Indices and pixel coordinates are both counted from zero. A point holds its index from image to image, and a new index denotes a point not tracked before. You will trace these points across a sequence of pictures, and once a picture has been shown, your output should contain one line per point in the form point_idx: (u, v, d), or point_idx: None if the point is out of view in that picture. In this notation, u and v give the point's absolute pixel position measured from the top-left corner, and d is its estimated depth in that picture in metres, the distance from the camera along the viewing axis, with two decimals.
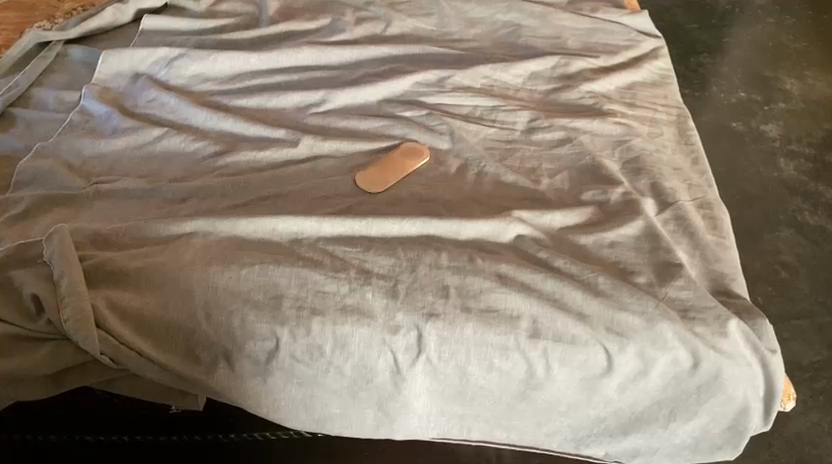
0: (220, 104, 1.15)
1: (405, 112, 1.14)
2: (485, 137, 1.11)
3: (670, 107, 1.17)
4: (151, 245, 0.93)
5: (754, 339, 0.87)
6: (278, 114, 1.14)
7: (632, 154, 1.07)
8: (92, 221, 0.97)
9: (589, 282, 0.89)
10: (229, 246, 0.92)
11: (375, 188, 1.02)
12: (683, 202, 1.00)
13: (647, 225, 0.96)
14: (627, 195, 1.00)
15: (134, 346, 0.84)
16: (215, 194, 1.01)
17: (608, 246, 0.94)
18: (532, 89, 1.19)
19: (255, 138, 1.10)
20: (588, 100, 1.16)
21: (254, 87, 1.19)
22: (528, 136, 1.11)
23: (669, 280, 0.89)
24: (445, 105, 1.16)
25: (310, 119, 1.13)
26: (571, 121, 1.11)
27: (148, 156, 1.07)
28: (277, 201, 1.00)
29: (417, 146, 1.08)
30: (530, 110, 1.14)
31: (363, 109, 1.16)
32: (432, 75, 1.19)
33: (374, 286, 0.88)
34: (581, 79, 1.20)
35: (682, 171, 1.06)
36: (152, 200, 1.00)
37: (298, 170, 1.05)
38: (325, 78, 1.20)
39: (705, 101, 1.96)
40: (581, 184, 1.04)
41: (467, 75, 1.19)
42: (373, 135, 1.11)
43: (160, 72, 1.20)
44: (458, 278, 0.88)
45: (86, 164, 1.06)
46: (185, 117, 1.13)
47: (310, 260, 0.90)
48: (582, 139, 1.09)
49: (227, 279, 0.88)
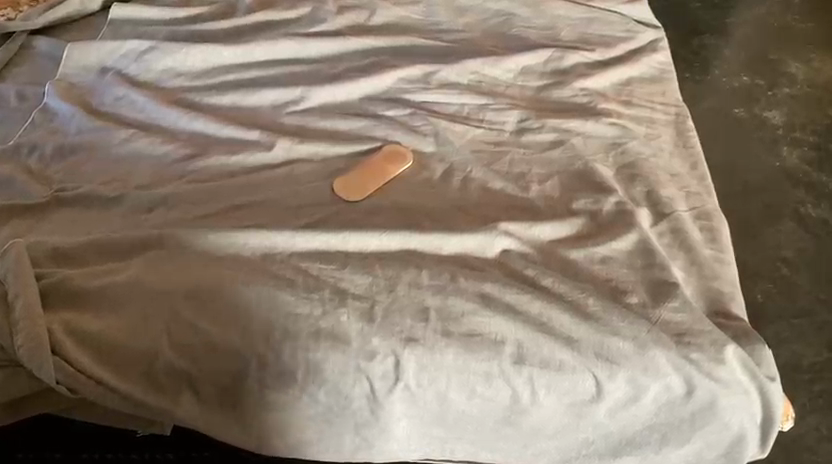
0: (192, 102, 1.09)
1: (388, 111, 1.08)
2: (472, 139, 1.05)
3: (669, 105, 1.10)
4: (113, 262, 0.87)
5: (752, 365, 0.81)
6: (253, 113, 1.08)
7: (627, 158, 1.01)
8: (51, 234, 0.91)
9: (579, 304, 0.83)
10: (195, 263, 0.86)
11: (354, 195, 0.96)
12: (680, 213, 0.94)
13: (641, 239, 0.90)
14: (621, 205, 0.94)
15: (93, 374, 0.79)
16: (184, 203, 0.95)
17: (600, 262, 0.88)
18: (523, 84, 1.13)
19: (228, 139, 1.04)
20: (582, 98, 1.10)
21: (228, 83, 1.12)
22: (517, 137, 1.05)
23: (664, 300, 0.84)
24: (431, 103, 1.09)
25: (287, 119, 1.06)
26: (564, 121, 1.05)
27: (114, 159, 1.01)
28: (250, 211, 0.94)
29: (400, 150, 1.02)
30: (521, 109, 1.08)
31: (344, 107, 1.09)
32: (418, 71, 1.12)
33: (350, 307, 0.82)
34: (575, 75, 1.13)
35: (681, 177, 1.00)
36: (116, 209, 0.94)
37: (273, 176, 0.99)
38: (303, 73, 1.13)
39: (706, 85, 1.88)
40: (572, 191, 0.98)
41: (454, 70, 1.12)
42: (354, 136, 1.05)
43: (128, 66, 1.13)
44: (439, 299, 0.83)
45: (47, 168, 1.00)
46: (154, 117, 1.06)
47: (282, 279, 0.85)
48: (575, 142, 1.03)
49: (193, 300, 0.83)
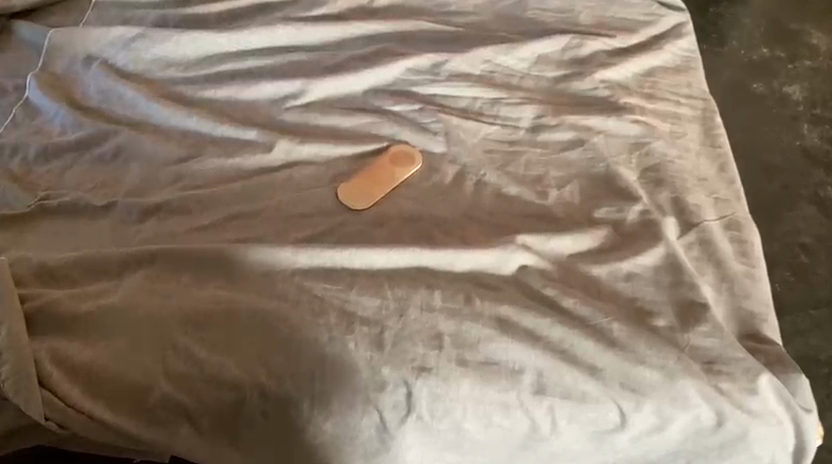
0: (184, 97, 1.01)
1: (394, 106, 1.01)
2: (485, 138, 0.98)
3: (695, 99, 1.03)
4: (102, 282, 0.81)
5: (787, 395, 0.77)
6: (249, 109, 1.01)
7: (651, 160, 0.94)
8: (36, 248, 0.85)
9: (603, 329, 0.78)
10: (191, 285, 0.81)
11: (360, 203, 0.90)
12: (708, 223, 0.88)
13: (668, 254, 0.84)
14: (645, 215, 0.88)
15: (84, 408, 0.74)
16: (177, 213, 0.88)
17: (623, 280, 0.83)
18: (539, 75, 1.05)
19: (223, 139, 0.96)
20: (603, 90, 1.02)
21: (222, 75, 1.04)
22: (533, 136, 0.98)
23: (693, 325, 0.79)
24: (440, 97, 1.02)
25: (287, 116, 0.99)
26: (583, 118, 0.98)
27: (101, 161, 0.94)
28: (249, 222, 0.88)
29: (406, 151, 0.95)
30: (537, 104, 1.01)
31: (348, 101, 1.02)
32: (427, 60, 1.04)
33: (359, 334, 0.77)
34: (595, 65, 1.05)
35: (708, 182, 0.93)
36: (105, 219, 0.88)
37: (272, 180, 0.92)
38: (303, 63, 1.06)
39: (724, 59, 1.80)
40: (593, 198, 0.91)
41: (465, 59, 1.04)
42: (358, 136, 0.98)
43: (115, 56, 1.05)
44: (453, 324, 0.78)
45: (30, 172, 0.93)
46: (144, 113, 0.99)
47: (284, 303, 0.79)
48: (595, 142, 0.96)
49: (190, 326, 0.77)
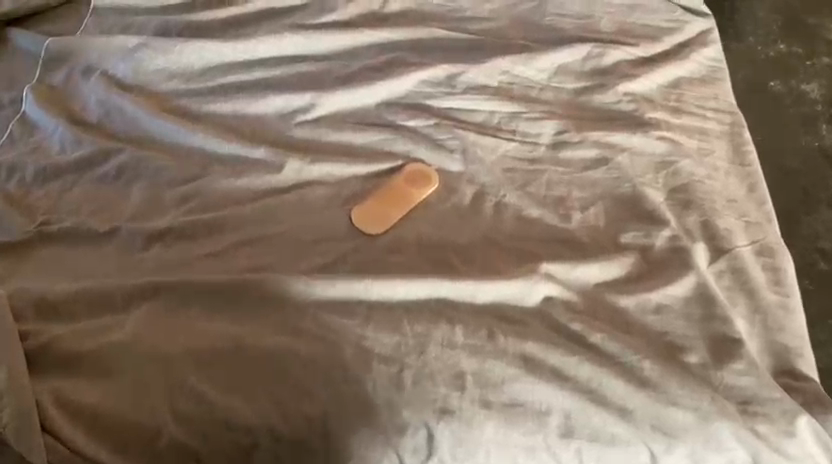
0: (188, 112, 0.97)
1: (408, 121, 0.96)
2: (504, 155, 0.94)
3: (722, 112, 0.99)
4: (105, 315, 0.77)
5: (826, 437, 0.73)
6: (257, 123, 0.96)
7: (679, 181, 0.90)
8: (36, 278, 0.80)
9: (632, 367, 0.74)
10: (199, 319, 0.77)
11: (374, 227, 0.86)
12: (740, 249, 0.84)
13: (699, 284, 0.81)
14: (674, 241, 0.84)
15: (87, 452, 0.70)
16: (183, 239, 0.84)
17: (652, 313, 0.79)
18: (559, 87, 1.00)
19: (230, 158, 0.92)
20: (626, 104, 0.98)
21: (227, 87, 1.00)
22: (554, 153, 0.94)
23: (726, 361, 0.75)
24: (456, 110, 0.98)
25: (296, 132, 0.95)
26: (606, 135, 0.94)
27: (102, 181, 0.89)
28: (259, 248, 0.84)
29: (422, 170, 0.91)
30: (558, 118, 0.96)
31: (360, 115, 0.98)
32: (442, 71, 0.99)
33: (377, 373, 0.73)
34: (618, 75, 1.01)
35: (738, 203, 0.89)
36: (108, 245, 0.84)
37: (282, 202, 0.88)
38: (311, 74, 1.01)
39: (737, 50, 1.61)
40: (618, 221, 0.87)
41: (481, 70, 1.00)
42: (372, 153, 0.93)
43: (115, 66, 1.00)
44: (476, 362, 0.74)
45: (28, 194, 0.88)
46: (146, 129, 0.94)
47: (297, 339, 0.75)
48: (620, 160, 0.92)
49: (198, 364, 0.73)
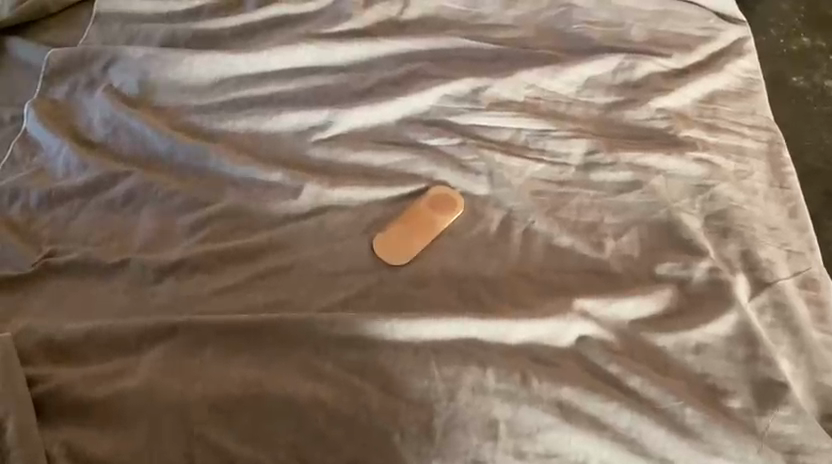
0: (199, 130, 0.92)
1: (431, 139, 0.91)
2: (532, 177, 0.89)
3: (761, 129, 0.94)
4: (117, 358, 0.73)
5: None
6: (271, 142, 0.91)
7: (717, 206, 0.86)
8: (43, 316, 0.76)
9: (673, 415, 0.71)
10: (216, 362, 0.73)
11: (398, 258, 0.82)
12: (783, 282, 0.80)
13: (742, 322, 0.77)
14: (714, 273, 0.80)
15: None
16: (196, 271, 0.80)
17: (692, 353, 0.76)
18: (588, 101, 0.96)
19: (244, 181, 0.87)
20: (660, 121, 0.93)
21: (239, 101, 0.95)
22: (585, 175, 0.89)
23: (771, 407, 0.72)
24: (481, 128, 0.93)
25: (313, 152, 0.90)
26: (641, 156, 0.89)
27: (110, 208, 0.85)
28: (277, 282, 0.79)
29: (447, 195, 0.87)
30: (589, 136, 0.92)
31: (379, 133, 0.93)
32: (466, 85, 0.95)
33: (406, 422, 0.70)
34: (650, 90, 0.96)
35: (778, 231, 0.85)
36: (118, 278, 0.79)
37: (300, 230, 0.84)
38: (328, 88, 0.96)
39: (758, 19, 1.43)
40: (654, 250, 0.83)
41: (507, 84, 0.95)
42: (393, 175, 0.89)
43: (122, 81, 0.95)
44: (510, 409, 0.70)
45: (32, 220, 0.84)
46: (154, 149, 0.89)
47: (320, 385, 0.71)
48: (655, 184, 0.87)
49: (217, 413, 0.69)
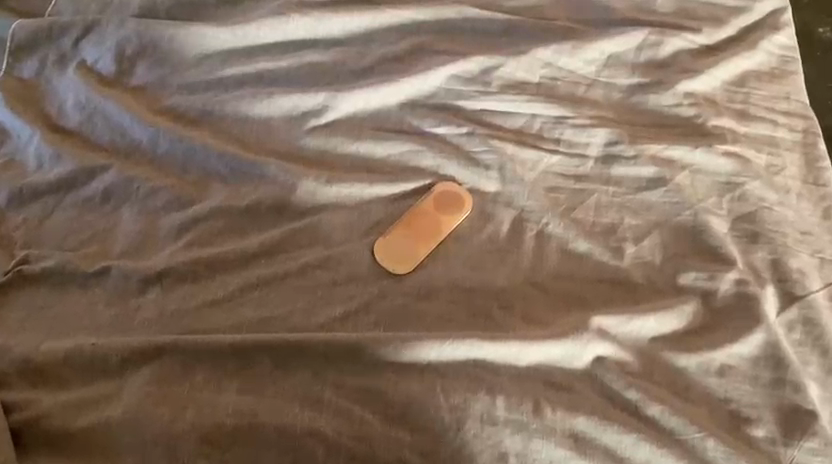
0: (182, 114, 0.84)
1: (437, 128, 0.84)
2: (547, 171, 0.82)
3: (795, 116, 0.86)
4: (99, 382, 0.68)
5: None
6: (263, 128, 0.84)
7: (746, 207, 0.79)
8: (18, 332, 0.71)
9: (693, 447, 0.67)
10: (206, 388, 0.68)
11: (400, 265, 0.76)
12: (815, 295, 0.75)
13: (769, 343, 0.72)
14: (741, 286, 0.74)
15: None
16: (183, 281, 0.74)
17: (715, 376, 0.71)
18: (609, 82, 0.87)
19: (233, 175, 0.80)
20: (686, 109, 0.85)
21: (226, 80, 0.86)
22: (604, 169, 0.82)
23: (797, 437, 0.68)
24: (491, 114, 0.85)
25: (308, 140, 0.83)
26: (666, 149, 0.82)
27: (88, 206, 0.78)
28: (271, 294, 0.73)
29: (456, 193, 0.80)
30: (609, 125, 0.84)
31: (380, 118, 0.85)
32: (474, 65, 0.87)
33: (410, 456, 0.65)
34: (677, 71, 0.87)
35: (810, 237, 0.78)
36: (98, 288, 0.73)
37: (295, 232, 0.77)
38: (323, 66, 0.87)
39: None
40: (677, 257, 0.77)
41: (520, 64, 0.87)
42: (396, 169, 0.82)
43: (96, 57, 0.86)
44: (520, 441, 0.66)
45: (3, 221, 0.78)
46: (134, 138, 0.82)
47: (319, 416, 0.66)
48: (680, 181, 0.81)
49: (208, 446, 0.65)
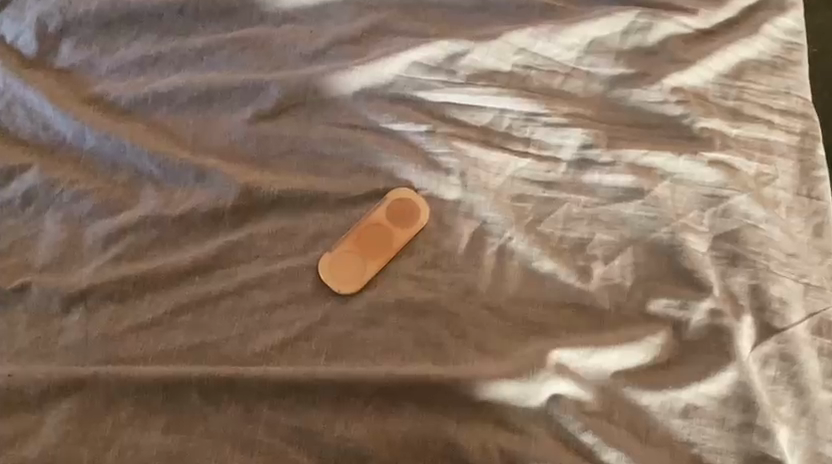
0: (111, 102, 0.76)
1: (395, 123, 0.76)
2: (513, 176, 0.75)
3: (794, 115, 0.78)
4: (16, 416, 0.63)
5: None
6: (202, 121, 0.76)
7: (730, 224, 0.72)
8: None
9: None
10: (130, 425, 0.63)
11: (347, 284, 0.69)
12: (795, 328, 0.69)
13: (740, 383, 0.66)
14: (716, 318, 0.68)
15: None
16: (109, 301, 0.68)
17: (679, 417, 0.66)
18: (590, 72, 0.79)
19: (166, 177, 0.73)
20: (673, 107, 0.76)
21: (161, 63, 0.78)
22: (576, 175, 0.75)
23: None
24: (456, 108, 0.77)
25: (252, 136, 0.75)
26: (645, 155, 0.74)
27: (7, 210, 0.72)
28: (203, 316, 0.68)
29: (412, 203, 0.73)
30: (586, 124, 0.76)
31: (333, 110, 0.77)
32: (439, 50, 0.78)
33: None
34: (666, 61, 0.79)
35: (797, 259, 0.72)
36: (17, 306, 0.68)
37: (233, 245, 0.70)
38: (271, 46, 0.79)
39: None
40: (649, 280, 0.71)
41: (492, 49, 0.78)
42: (348, 171, 0.74)
43: (16, 34, 0.79)
44: None
45: None
46: (58, 132, 0.74)
47: (248, 459, 0.62)
48: (660, 193, 0.73)
49: None
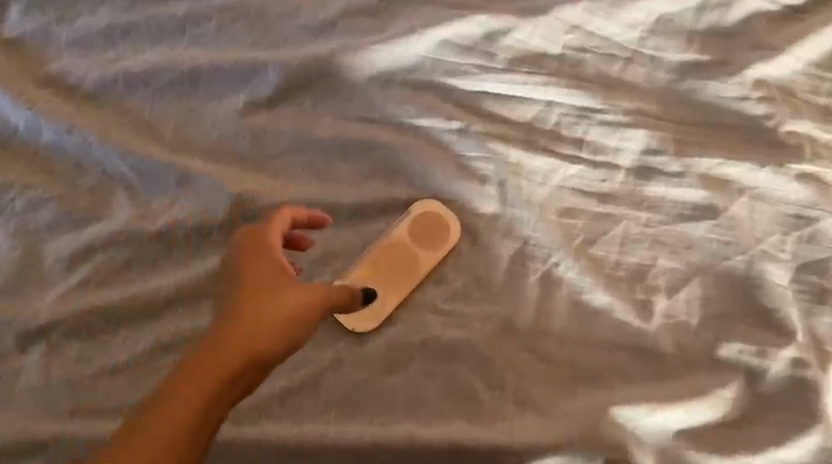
0: (73, 85, 0.62)
1: (422, 118, 0.63)
2: (562, 186, 0.62)
3: None
4: None
5: None
6: (185, 110, 0.62)
7: (819, 252, 0.60)
8: None
9: None
10: None
11: (365, 321, 0.58)
12: None
13: (825, 449, 0.56)
14: (799, 369, 0.57)
15: None
16: (75, 338, 0.56)
17: None
18: (654, 57, 0.65)
19: (143, 181, 0.60)
20: (754, 105, 0.64)
21: (134, 35, 0.63)
22: (636, 187, 0.62)
23: None
24: (493, 99, 0.64)
25: (246, 132, 0.62)
26: (720, 164, 0.62)
27: None
28: None
29: (441, 219, 0.61)
30: (651, 124, 0.63)
31: (345, 99, 0.63)
32: (476, 27, 0.64)
33: None
34: (746, 47, 0.65)
35: None
36: None
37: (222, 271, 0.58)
38: (268, 15, 0.64)
39: None
40: (722, 319, 0.59)
41: (539, 28, 0.64)
42: (362, 178, 0.62)
43: None
44: None
45: None
46: (7, 121, 0.61)
47: None
48: (736, 213, 0.61)
49: None
